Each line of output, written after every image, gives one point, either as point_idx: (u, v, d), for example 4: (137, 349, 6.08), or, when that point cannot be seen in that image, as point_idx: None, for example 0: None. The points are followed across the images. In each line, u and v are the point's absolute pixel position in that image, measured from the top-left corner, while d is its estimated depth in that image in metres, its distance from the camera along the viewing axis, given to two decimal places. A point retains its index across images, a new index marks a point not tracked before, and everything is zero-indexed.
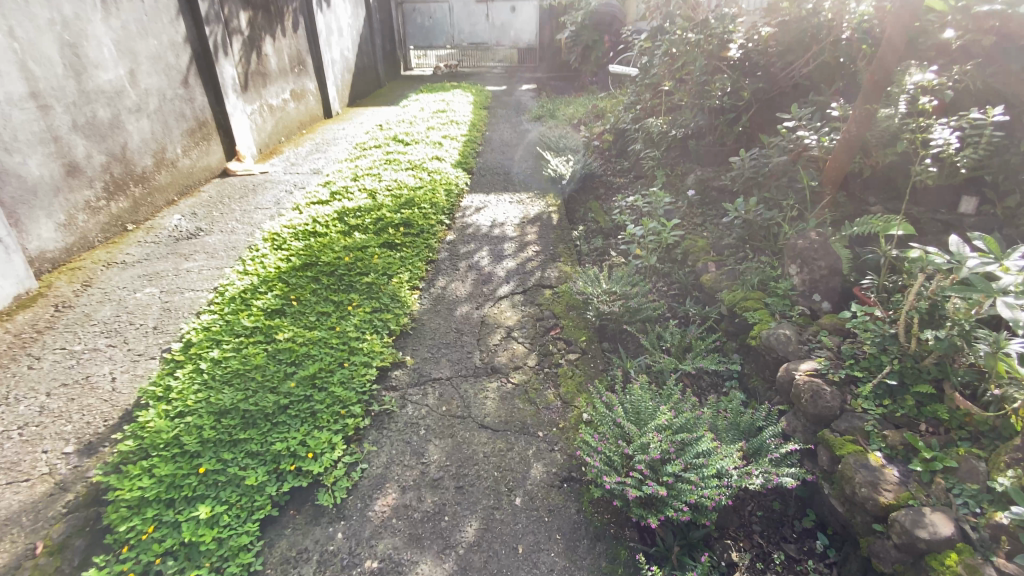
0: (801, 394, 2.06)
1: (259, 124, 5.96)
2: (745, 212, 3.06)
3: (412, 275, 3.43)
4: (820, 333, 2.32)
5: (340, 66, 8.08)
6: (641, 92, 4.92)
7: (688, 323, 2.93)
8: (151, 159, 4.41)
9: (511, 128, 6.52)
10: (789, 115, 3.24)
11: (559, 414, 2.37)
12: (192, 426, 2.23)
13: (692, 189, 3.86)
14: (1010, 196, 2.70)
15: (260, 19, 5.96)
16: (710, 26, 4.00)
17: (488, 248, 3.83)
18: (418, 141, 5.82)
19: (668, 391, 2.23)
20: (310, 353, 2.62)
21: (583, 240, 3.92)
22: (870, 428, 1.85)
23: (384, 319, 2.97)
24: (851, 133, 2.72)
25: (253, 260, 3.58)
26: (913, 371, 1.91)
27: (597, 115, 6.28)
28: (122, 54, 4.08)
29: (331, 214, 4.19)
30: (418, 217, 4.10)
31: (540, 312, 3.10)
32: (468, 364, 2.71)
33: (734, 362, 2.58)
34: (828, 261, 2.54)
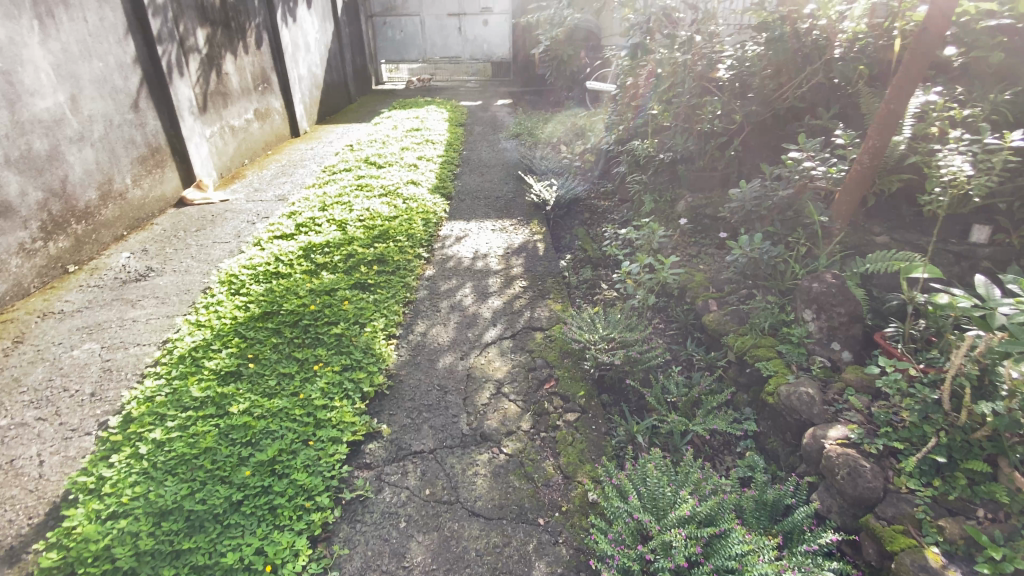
0: (835, 469, 1.81)
1: (220, 148, 5.55)
2: (750, 249, 2.80)
3: (388, 321, 3.10)
4: (846, 392, 2.11)
5: (307, 82, 7.71)
6: (623, 110, 4.71)
7: (693, 370, 2.65)
8: (95, 192, 3.96)
9: (490, 147, 6.26)
10: (795, 145, 3.08)
11: (560, 494, 2.10)
12: (125, 533, 1.86)
13: (685, 216, 3.65)
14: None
15: (219, 36, 5.57)
16: (697, 44, 3.80)
17: (470, 284, 3.53)
18: (392, 163, 5.49)
19: (688, 467, 2.01)
20: (270, 430, 2.28)
21: (572, 271, 3.65)
22: (922, 515, 1.64)
23: (356, 378, 2.63)
24: (863, 166, 2.60)
25: (207, 308, 3.20)
26: (963, 445, 1.73)
27: (578, 133, 6.08)
28: (63, 79, 3.67)
29: (297, 250, 3.83)
30: (393, 252, 3.78)
31: (532, 361, 2.81)
32: (453, 431, 2.40)
33: (748, 420, 2.30)
34: (849, 308, 2.36)
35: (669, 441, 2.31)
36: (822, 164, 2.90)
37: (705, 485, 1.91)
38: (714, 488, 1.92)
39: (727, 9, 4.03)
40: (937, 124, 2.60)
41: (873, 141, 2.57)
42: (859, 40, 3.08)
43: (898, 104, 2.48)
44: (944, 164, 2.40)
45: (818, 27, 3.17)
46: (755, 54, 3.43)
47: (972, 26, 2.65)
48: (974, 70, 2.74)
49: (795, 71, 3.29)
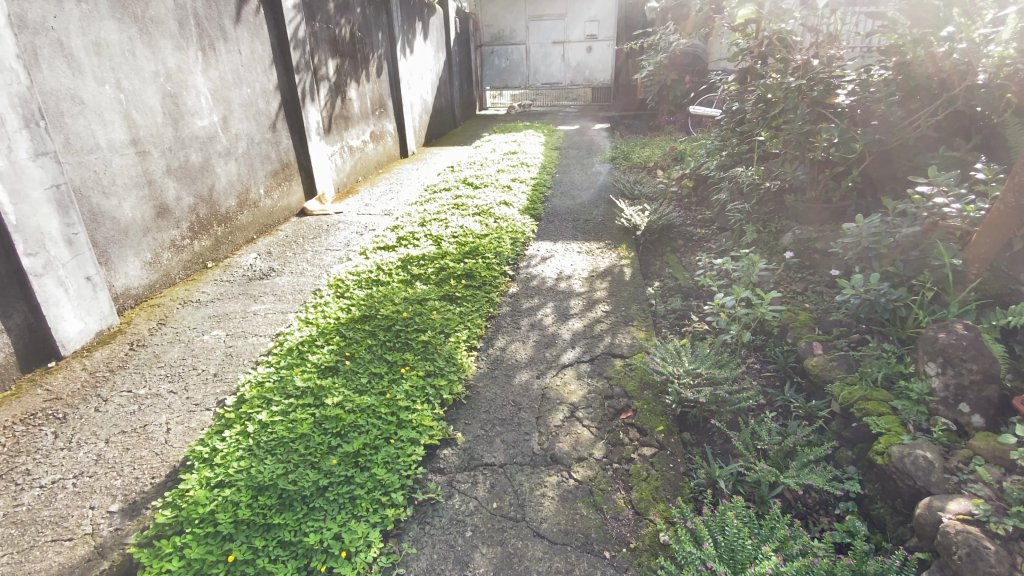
0: (952, 548, 1.57)
1: (338, 165, 6.16)
2: (864, 290, 2.54)
3: (471, 333, 3.21)
4: (973, 461, 1.84)
5: (418, 107, 8.32)
6: (726, 137, 4.51)
7: (789, 419, 2.43)
8: (234, 200, 4.57)
9: (583, 170, 6.29)
10: (923, 179, 2.78)
11: (629, 530, 2.02)
12: (229, 501, 2.09)
13: (790, 250, 3.40)
14: None
15: (346, 66, 6.24)
16: (813, 70, 3.55)
17: (553, 304, 3.55)
18: (487, 184, 5.73)
19: (773, 521, 1.84)
20: (357, 425, 2.45)
21: (660, 300, 3.54)
22: None
23: (437, 385, 2.76)
24: (1008, 206, 2.27)
25: (315, 307, 3.53)
26: None
27: (676, 159, 5.93)
28: (217, 102, 4.31)
29: (395, 261, 4.12)
30: (481, 268, 3.92)
31: (610, 388, 2.76)
32: (524, 448, 2.42)
33: (851, 479, 2.05)
34: (983, 365, 2.05)
35: (754, 491, 2.13)
36: (956, 200, 2.58)
37: (792, 544, 1.75)
38: (803, 548, 1.75)
39: (851, 30, 3.74)
40: None
41: (1017, 177, 2.25)
42: (1006, 65, 2.68)
43: None
44: None
45: (956, 50, 2.74)
46: (882, 78, 3.17)
47: None
48: None
49: (928, 97, 2.97)
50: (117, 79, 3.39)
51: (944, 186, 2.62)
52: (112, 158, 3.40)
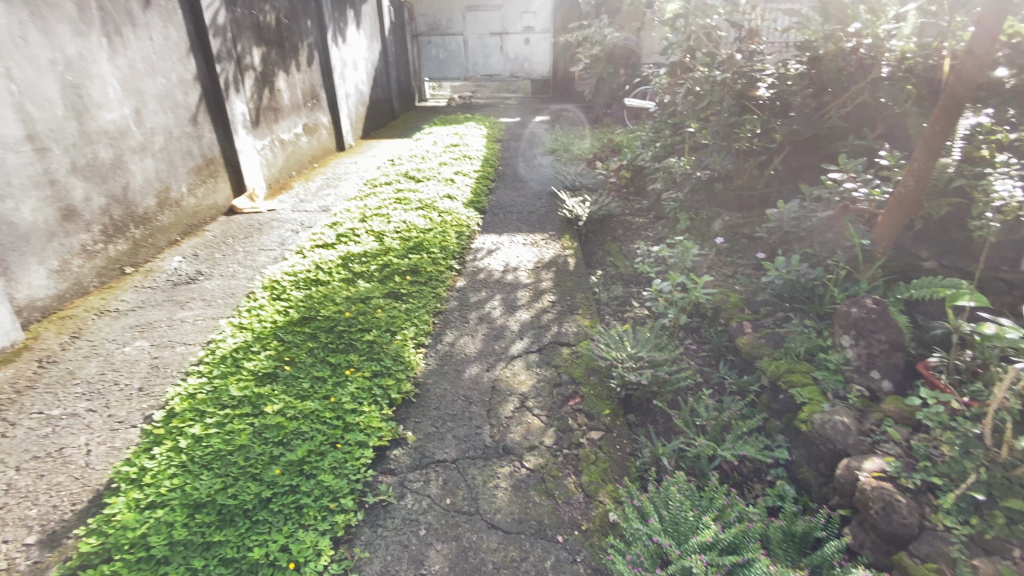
0: (868, 502, 1.74)
1: (269, 159, 5.84)
2: (786, 271, 2.74)
3: (418, 330, 3.16)
4: (884, 423, 2.03)
5: (353, 98, 8.02)
6: (660, 129, 4.66)
7: (724, 395, 2.58)
8: (153, 200, 4.23)
9: (526, 163, 6.33)
10: (835, 166, 3.01)
11: (580, 512, 2.08)
12: (161, 522, 1.96)
13: (720, 236, 3.57)
14: None
15: (273, 55, 5.90)
16: (737, 63, 3.73)
17: (500, 296, 3.56)
18: (429, 177, 5.62)
19: (712, 492, 1.96)
20: (300, 431, 2.36)
21: (602, 288, 3.63)
22: (957, 555, 1.57)
23: (385, 385, 2.70)
24: (908, 189, 2.50)
25: (249, 311, 3.35)
26: (1005, 483, 1.64)
27: (615, 150, 6.08)
28: (129, 94, 3.96)
29: (335, 259, 3.98)
30: (425, 263, 3.86)
31: (558, 376, 2.81)
32: (475, 441, 2.42)
33: (780, 447, 2.21)
34: (889, 335, 2.27)
35: (695, 464, 2.25)
36: (862, 184, 2.81)
37: (730, 512, 1.87)
38: (740, 515, 1.88)
39: (770, 26, 3.95)
40: (984, 147, 2.54)
41: (916, 164, 2.48)
42: (907, 60, 3.01)
43: (944, 125, 2.38)
44: (991, 191, 2.30)
45: (863, 45, 3.09)
46: (797, 72, 3.39)
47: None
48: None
49: (837, 91, 3.23)
50: (6, 68, 3.04)
51: (851, 172, 2.86)
52: (4, 157, 3.05)
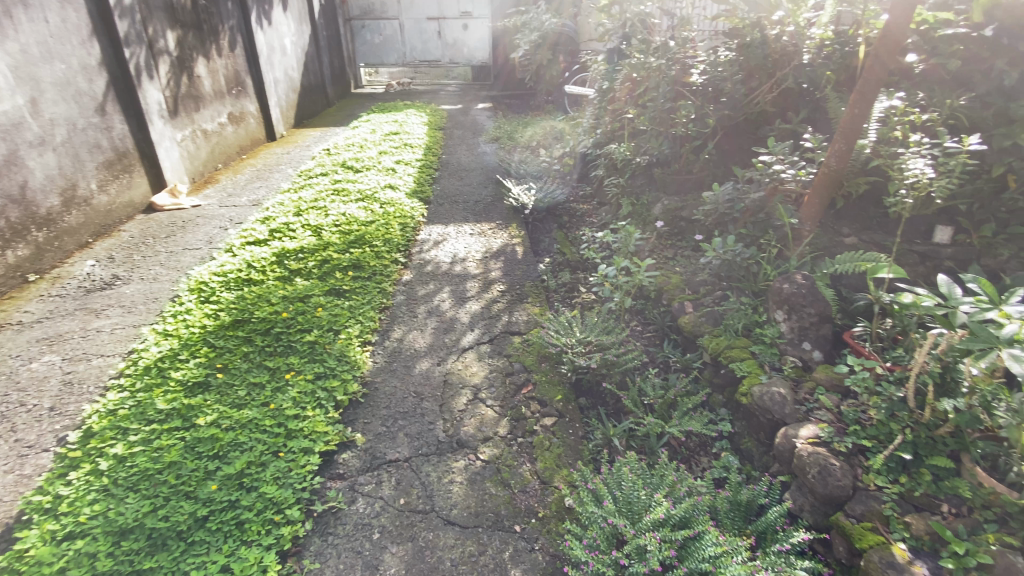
0: (806, 468, 1.84)
1: (191, 151, 5.41)
2: (722, 252, 2.86)
3: (363, 328, 3.05)
4: (817, 391, 2.16)
5: (283, 85, 7.57)
6: (601, 116, 4.70)
7: (670, 373, 2.66)
8: (58, 198, 3.81)
9: (469, 151, 6.23)
10: (764, 149, 3.15)
11: (537, 500, 2.09)
12: (82, 554, 1.79)
13: (660, 220, 3.66)
14: (986, 226, 2.57)
15: (190, 38, 5.45)
16: (671, 50, 3.82)
17: (449, 289, 3.49)
18: (369, 168, 5.41)
19: (663, 469, 2.01)
20: (238, 442, 2.22)
21: (551, 274, 3.64)
22: (889, 512, 1.68)
23: (329, 387, 2.58)
24: (831, 169, 2.65)
25: (175, 317, 3.11)
26: (927, 442, 1.78)
27: (558, 138, 6.10)
28: (21, 81, 3.53)
29: (269, 256, 3.75)
30: (368, 257, 3.72)
31: (510, 366, 2.79)
32: (428, 438, 2.36)
33: (723, 420, 2.32)
34: (818, 308, 2.41)
35: (645, 443, 2.31)
36: (790, 166, 2.95)
37: (680, 487, 1.92)
38: (689, 490, 1.94)
39: (701, 14, 4.06)
40: (899, 128, 2.72)
41: (837, 145, 2.62)
42: (826, 47, 3.16)
43: (862, 107, 2.53)
44: (906, 168, 2.45)
45: (786, 33, 3.23)
46: (726, 59, 3.49)
47: (931, 33, 2.83)
48: (934, 75, 2.88)
49: (764, 76, 3.36)
50: None
51: (780, 155, 2.99)
52: None
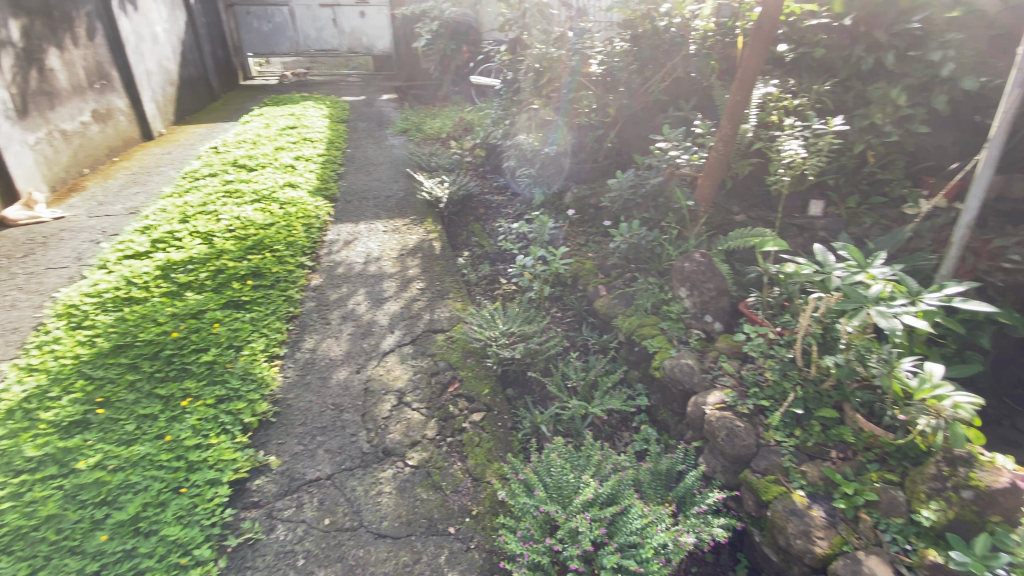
0: (715, 432, 2.00)
1: (48, 155, 4.68)
2: (629, 236, 3.01)
3: (269, 341, 2.82)
4: (720, 359, 2.32)
5: (160, 78, 6.76)
6: (508, 106, 4.68)
7: (590, 355, 2.75)
8: None
9: (376, 144, 5.96)
10: (660, 136, 3.33)
11: (469, 498, 2.08)
12: None
13: (572, 208, 3.73)
14: (850, 198, 2.89)
15: (35, 26, 4.69)
16: (570, 41, 3.91)
17: (364, 291, 3.33)
18: (265, 166, 5.00)
19: (589, 450, 2.07)
20: (129, 484, 1.99)
21: (471, 268, 3.59)
22: (788, 464, 1.85)
23: (234, 410, 2.37)
24: (720, 153, 2.84)
25: (39, 348, 2.70)
26: (815, 396, 1.98)
27: (467, 129, 6.00)
28: None
29: (153, 270, 3.35)
30: (270, 264, 3.45)
31: (434, 365, 2.72)
32: (352, 451, 2.26)
33: (640, 395, 2.46)
34: (716, 283, 2.60)
35: (571, 426, 2.38)
36: (684, 152, 3.15)
37: (606, 465, 2.00)
38: (615, 467, 2.02)
39: (596, 6, 4.17)
40: (775, 113, 2.99)
41: (723, 130, 2.82)
42: (709, 38, 3.38)
43: (742, 95, 2.74)
44: (783, 149, 2.71)
45: (674, 25, 3.44)
46: (621, 49, 3.64)
47: (798, 25, 3.16)
48: (803, 63, 3.19)
49: (656, 65, 3.56)
50: None
51: (674, 141, 3.18)
52: None
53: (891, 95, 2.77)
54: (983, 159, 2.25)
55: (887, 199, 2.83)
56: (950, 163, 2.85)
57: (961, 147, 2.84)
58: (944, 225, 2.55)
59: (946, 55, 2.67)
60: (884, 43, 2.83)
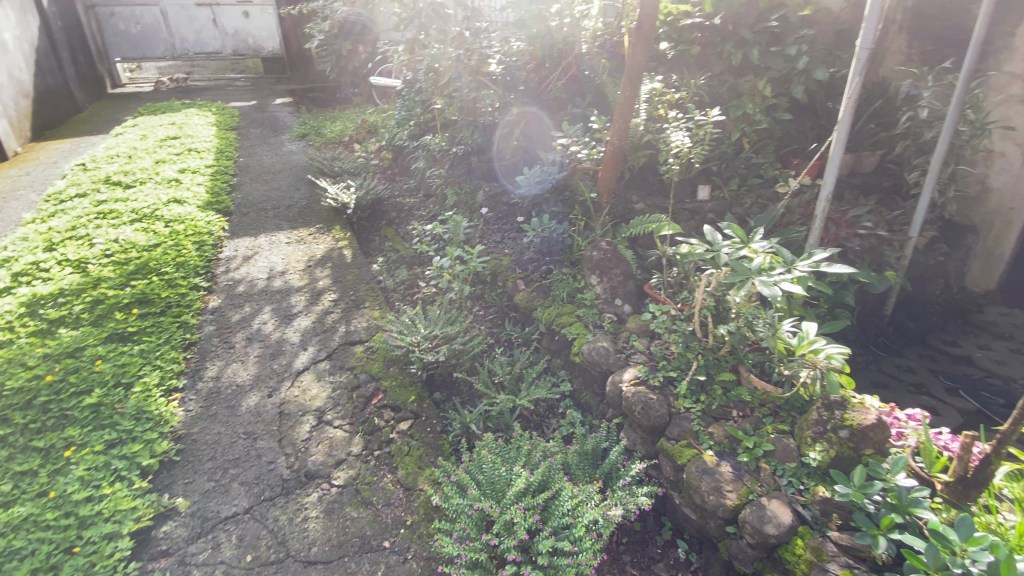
0: (632, 407, 2.12)
1: None
2: (541, 230, 3.08)
3: (163, 373, 2.56)
4: (631, 339, 2.47)
5: (13, 90, 5.88)
6: (411, 107, 4.59)
7: (513, 349, 2.80)
8: None
9: (272, 151, 5.60)
10: (561, 133, 3.47)
11: (403, 508, 2.04)
12: None
13: (484, 207, 3.73)
14: (731, 181, 3.18)
15: None
16: (468, 41, 3.90)
17: (270, 308, 3.12)
18: (144, 181, 4.52)
19: (518, 441, 2.11)
20: (10, 551, 1.76)
21: (386, 273, 3.50)
22: (697, 428, 2.01)
23: (129, 453, 2.13)
24: (615, 147, 2.99)
25: None
26: (715, 362, 2.16)
27: (371, 131, 5.82)
28: None
29: (14, 307, 2.92)
30: (157, 288, 3.12)
31: (355, 379, 2.62)
32: (270, 480, 2.13)
33: (564, 381, 2.55)
34: (622, 268, 2.76)
35: (500, 420, 2.41)
36: (584, 146, 3.31)
37: (535, 454, 2.05)
38: (544, 454, 2.08)
39: (490, 5, 4.22)
40: (660, 106, 3.21)
41: (616, 125, 2.97)
42: (598, 37, 3.58)
43: (631, 91, 2.91)
44: (670, 140, 2.92)
45: (565, 24, 3.58)
46: (518, 49, 3.73)
47: (675, 24, 3.38)
48: (683, 59, 3.44)
49: (553, 66, 3.71)
50: None
51: (574, 137, 3.34)
52: None
53: (758, 87, 3.09)
54: (835, 141, 2.55)
55: (763, 179, 3.15)
56: (810, 145, 3.24)
57: (818, 131, 3.22)
58: (809, 200, 2.89)
59: (801, 49, 3.06)
60: (749, 39, 3.14)
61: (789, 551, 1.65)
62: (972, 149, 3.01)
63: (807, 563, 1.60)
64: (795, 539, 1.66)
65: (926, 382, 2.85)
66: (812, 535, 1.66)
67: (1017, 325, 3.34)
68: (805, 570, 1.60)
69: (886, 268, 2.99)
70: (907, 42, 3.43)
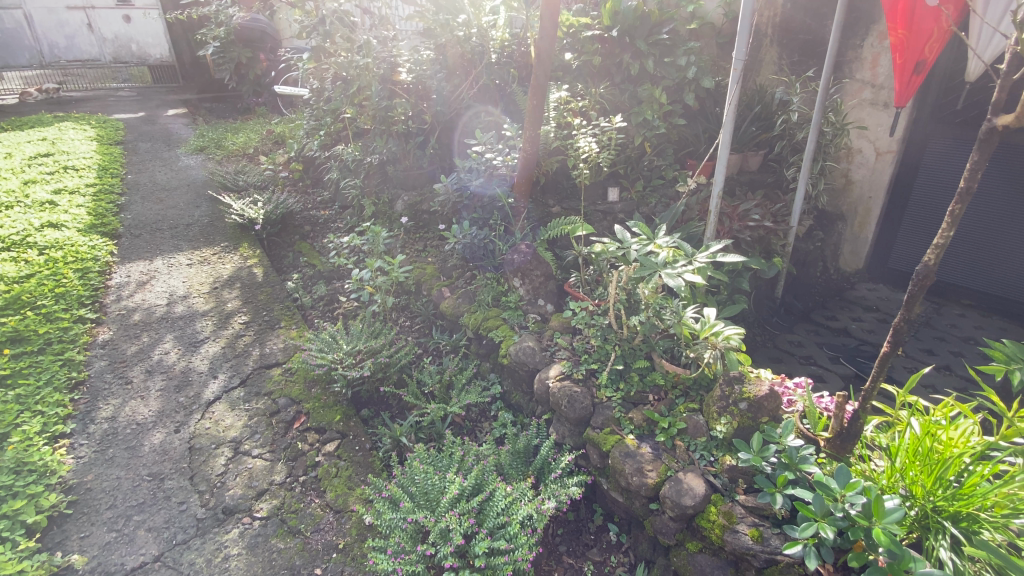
0: (559, 401, 2.22)
1: None
2: (462, 236, 3.04)
3: (45, 420, 2.28)
4: (555, 336, 2.58)
5: None
6: (321, 117, 4.42)
7: (442, 357, 2.81)
8: None
9: (165, 166, 5.16)
10: (476, 140, 3.53)
11: (334, 531, 1.98)
12: None
13: (404, 216, 3.67)
14: (637, 181, 3.39)
15: None
16: (372, 49, 3.80)
17: (172, 336, 2.87)
18: (10, 204, 3.98)
19: (450, 449, 2.13)
20: None
21: (302, 290, 3.36)
22: (619, 415, 2.13)
23: (9, 511, 1.87)
24: (527, 152, 3.08)
25: None
26: (631, 351, 2.30)
27: (277, 143, 5.55)
28: None
29: None
30: (32, 323, 2.76)
31: (274, 404, 2.49)
32: (183, 522, 1.97)
33: (494, 384, 2.60)
34: (542, 269, 2.86)
35: (432, 430, 2.40)
36: (498, 153, 3.37)
37: (468, 459, 2.08)
38: (477, 458, 2.11)
39: (396, 14, 4.18)
40: (566, 114, 3.36)
41: (527, 133, 3.06)
42: (506, 47, 3.72)
43: (538, 99, 3.01)
44: (579, 146, 3.04)
45: (472, 34, 3.63)
46: (428, 58, 3.72)
47: (578, 35, 3.57)
48: (585, 69, 3.62)
49: (463, 74, 3.74)
50: None
51: (489, 144, 3.39)
52: None
53: (655, 94, 3.34)
54: (722, 141, 2.80)
55: (665, 180, 3.39)
56: (703, 146, 3.54)
57: (709, 134, 3.53)
58: (705, 197, 3.17)
59: (689, 60, 3.36)
60: (644, 51, 3.41)
61: (704, 519, 1.79)
62: (835, 146, 3.45)
63: (721, 527, 1.75)
64: (709, 507, 1.80)
65: (813, 354, 3.21)
66: (724, 501, 1.81)
67: (882, 297, 3.84)
68: (719, 534, 1.75)
69: (775, 255, 3.34)
70: (778, 53, 3.86)
